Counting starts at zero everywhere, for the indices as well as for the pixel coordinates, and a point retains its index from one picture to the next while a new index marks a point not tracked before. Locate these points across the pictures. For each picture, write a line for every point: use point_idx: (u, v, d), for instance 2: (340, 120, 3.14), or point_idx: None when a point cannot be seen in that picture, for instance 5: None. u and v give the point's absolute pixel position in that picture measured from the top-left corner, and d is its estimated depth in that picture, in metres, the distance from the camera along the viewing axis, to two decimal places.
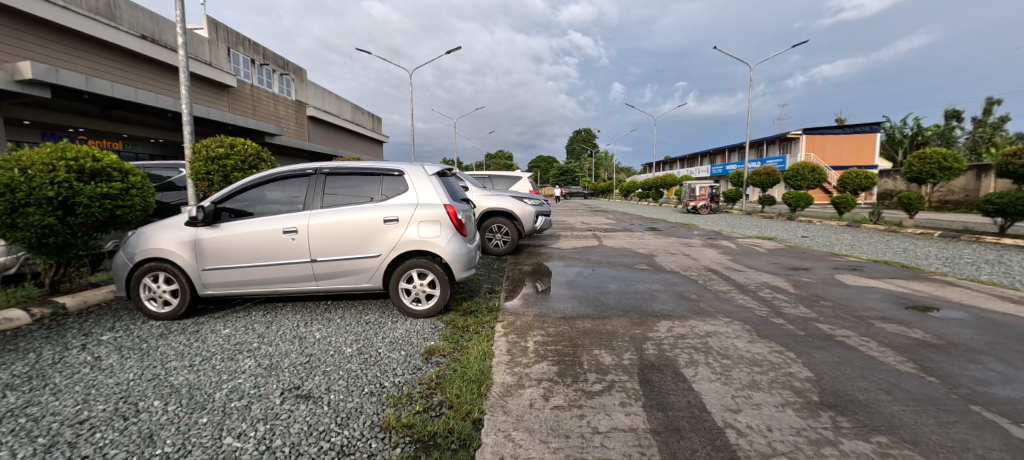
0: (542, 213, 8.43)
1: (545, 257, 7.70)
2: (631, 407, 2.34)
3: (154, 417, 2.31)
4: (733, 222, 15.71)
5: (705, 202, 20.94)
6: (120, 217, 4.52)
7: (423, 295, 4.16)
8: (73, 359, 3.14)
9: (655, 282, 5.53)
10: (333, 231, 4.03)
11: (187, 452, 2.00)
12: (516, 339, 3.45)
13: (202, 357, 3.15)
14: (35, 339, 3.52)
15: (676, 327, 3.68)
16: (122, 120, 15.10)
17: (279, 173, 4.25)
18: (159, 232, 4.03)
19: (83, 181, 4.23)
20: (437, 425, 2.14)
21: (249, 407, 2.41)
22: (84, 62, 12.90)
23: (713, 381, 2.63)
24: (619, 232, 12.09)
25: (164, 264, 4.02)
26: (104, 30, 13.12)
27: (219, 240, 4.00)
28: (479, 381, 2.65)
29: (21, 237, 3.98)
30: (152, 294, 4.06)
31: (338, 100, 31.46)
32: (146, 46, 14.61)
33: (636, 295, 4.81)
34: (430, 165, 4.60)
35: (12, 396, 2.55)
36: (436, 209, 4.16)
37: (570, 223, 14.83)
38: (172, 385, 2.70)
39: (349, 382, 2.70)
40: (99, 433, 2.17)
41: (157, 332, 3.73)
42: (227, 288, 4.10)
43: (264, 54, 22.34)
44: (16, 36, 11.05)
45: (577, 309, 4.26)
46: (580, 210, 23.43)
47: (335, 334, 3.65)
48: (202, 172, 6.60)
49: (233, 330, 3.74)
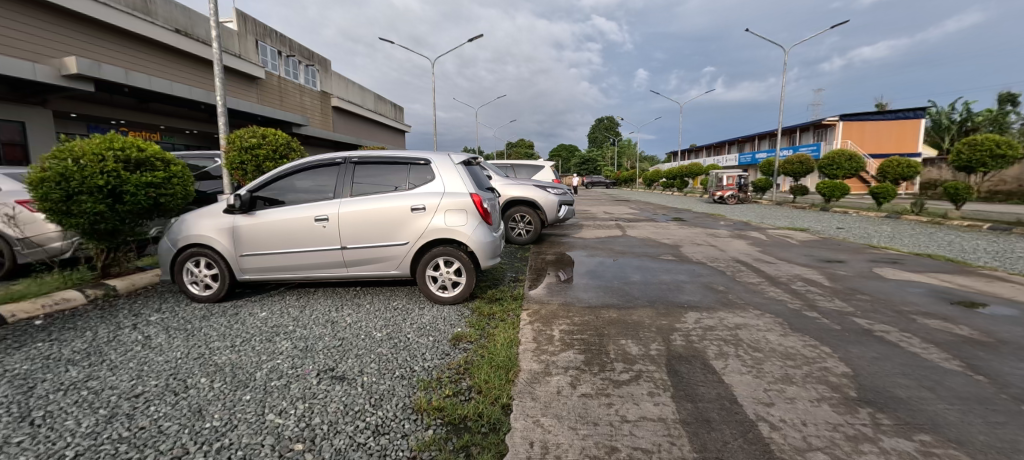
0: (566, 202, 8.36)
1: (568, 246, 7.68)
2: (660, 396, 2.33)
3: (202, 393, 2.46)
4: (762, 212, 15.21)
5: (733, 192, 20.31)
6: (163, 205, 4.76)
7: (450, 282, 4.24)
8: (126, 337, 3.35)
9: (681, 272, 5.44)
10: (363, 219, 4.13)
11: (234, 427, 2.12)
12: (542, 327, 3.48)
13: (243, 339, 3.31)
14: (91, 318, 3.78)
15: (705, 319, 3.63)
16: (159, 112, 15.77)
17: (311, 163, 4.37)
18: (199, 220, 4.23)
19: (130, 170, 4.47)
20: (468, 409, 2.18)
21: (288, 386, 2.53)
22: (123, 56, 13.51)
23: (745, 374, 2.59)
24: (642, 221, 11.92)
25: (204, 250, 4.23)
26: (141, 25, 13.65)
27: (255, 227, 4.17)
28: (507, 368, 2.69)
29: (76, 223, 4.26)
30: (195, 278, 4.29)
31: (363, 90, 32.09)
32: (179, 39, 15.08)
33: (661, 286, 4.75)
34: (457, 153, 4.63)
35: (74, 371, 2.75)
36: (463, 198, 4.21)
37: (593, 213, 14.75)
38: (216, 364, 2.85)
39: (381, 366, 2.79)
40: (153, 406, 2.32)
41: (200, 314, 3.94)
42: (262, 273, 4.27)
43: (291, 45, 22.83)
44: (60, 32, 11.68)
45: (601, 299, 4.26)
46: (603, 200, 23.31)
47: (365, 319, 3.77)
48: (237, 161, 6.88)
49: (270, 313, 3.92)
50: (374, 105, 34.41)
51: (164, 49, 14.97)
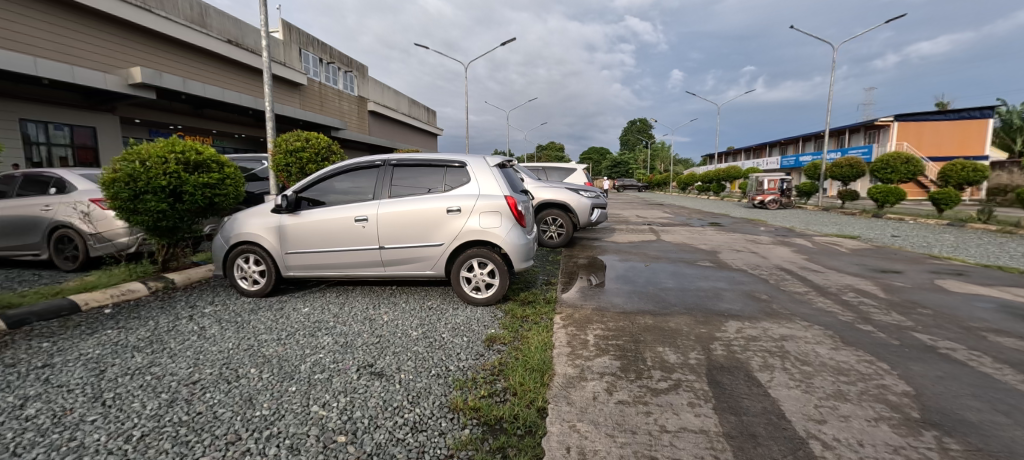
0: (599, 206, 8.25)
1: (600, 250, 7.57)
2: (701, 408, 2.26)
3: (252, 383, 2.60)
4: (807, 218, 14.41)
5: (774, 197, 19.38)
6: (217, 205, 5.08)
7: (483, 283, 4.28)
8: (184, 327, 3.58)
9: (720, 279, 5.24)
10: (400, 220, 4.24)
11: (282, 416, 2.22)
12: (576, 331, 3.45)
13: (288, 333, 3.47)
14: (153, 309, 4.07)
15: (747, 329, 3.47)
16: (212, 118, 16.80)
17: (352, 165, 4.53)
18: (249, 219, 4.47)
19: (189, 172, 4.80)
20: (503, 410, 2.20)
21: (330, 380, 2.63)
22: (182, 66, 14.54)
23: (793, 388, 2.46)
24: (677, 226, 11.57)
25: (253, 247, 4.46)
26: (198, 37, 14.64)
27: (300, 226, 4.36)
28: (542, 371, 2.68)
29: (141, 220, 4.61)
30: (244, 274, 4.54)
31: (398, 94, 32.96)
32: (231, 49, 16.06)
33: (699, 293, 4.60)
34: (492, 156, 4.67)
35: (139, 357, 2.97)
36: (497, 200, 4.24)
37: (625, 217, 14.47)
38: (265, 356, 3.00)
39: (418, 364, 2.85)
40: (209, 393, 2.48)
41: (249, 307, 4.17)
42: (306, 270, 4.46)
43: (331, 52, 23.81)
44: (126, 44, 12.71)
45: (636, 305, 4.17)
46: (635, 204, 22.79)
47: (401, 317, 3.87)
48: (282, 163, 7.24)
49: (312, 309, 4.09)
50: (408, 108, 35.22)
51: (218, 59, 15.98)
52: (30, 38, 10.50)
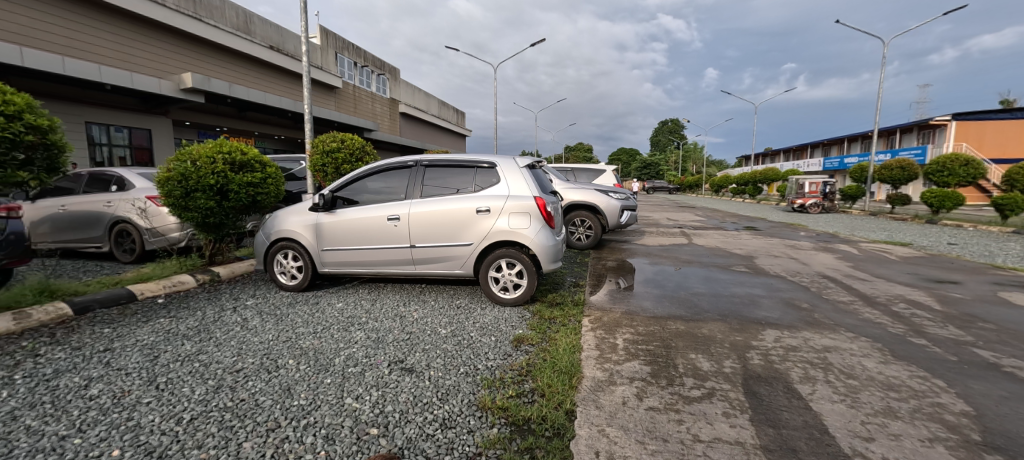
0: (629, 208, 8.09)
1: (629, 253, 7.44)
2: (736, 418, 2.18)
3: (290, 373, 2.71)
4: (852, 224, 13.63)
5: (816, 200, 18.45)
6: (259, 203, 5.33)
7: (511, 284, 4.30)
8: (228, 318, 3.79)
9: (756, 286, 5.04)
10: (431, 220, 4.32)
11: (318, 406, 2.31)
12: (604, 335, 3.40)
13: (323, 326, 3.60)
14: (200, 300, 4.32)
15: (787, 338, 3.32)
16: (255, 120, 17.63)
17: (385, 166, 4.64)
18: (289, 216, 4.67)
19: (234, 171, 5.06)
20: (532, 411, 2.20)
21: (363, 373, 2.71)
22: (228, 72, 15.34)
23: (837, 402, 2.34)
24: (710, 230, 11.21)
25: (292, 244, 4.66)
26: (243, 43, 15.41)
27: (335, 224, 4.52)
28: (571, 373, 2.66)
29: (191, 217, 4.89)
30: (283, 269, 4.74)
31: (428, 96, 33.55)
32: (273, 55, 16.81)
33: (734, 299, 4.44)
34: (522, 156, 4.69)
35: (189, 345, 3.16)
36: (527, 201, 4.24)
37: (655, 220, 14.14)
38: (301, 348, 3.13)
39: (447, 362, 2.90)
40: (251, 381, 2.60)
41: (287, 301, 4.36)
42: (340, 266, 4.61)
43: (365, 56, 24.52)
44: (179, 52, 13.53)
45: (667, 310, 4.07)
46: (666, 206, 22.24)
47: (431, 315, 3.94)
48: (319, 164, 7.51)
49: (346, 305, 4.23)
50: (438, 109, 35.79)
51: (261, 64, 16.77)
52: (96, 47, 11.40)
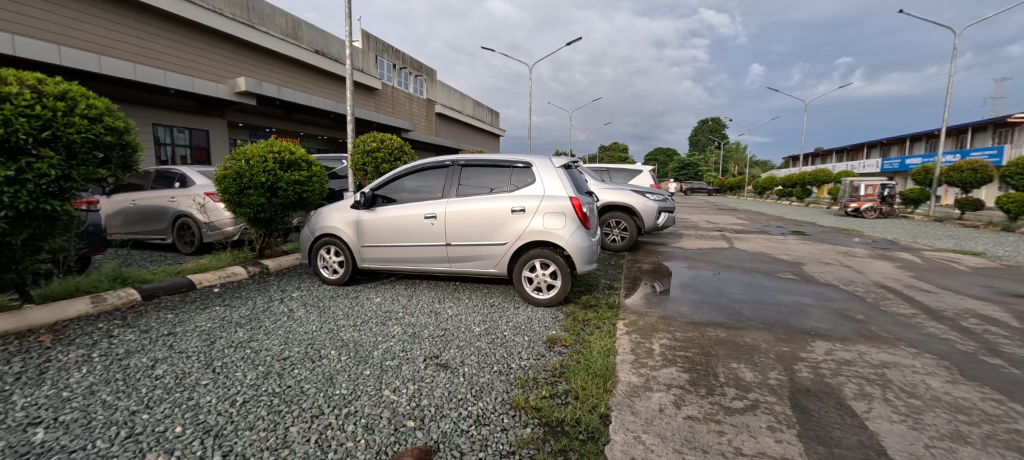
0: (666, 210, 7.86)
1: (666, 256, 7.23)
2: (783, 433, 2.07)
3: (332, 363, 2.83)
4: (914, 230, 12.61)
5: (872, 204, 17.20)
6: (305, 200, 5.60)
7: (545, 284, 4.28)
8: (276, 309, 4.00)
9: (804, 294, 4.77)
10: (467, 218, 4.38)
11: (358, 396, 2.39)
12: (640, 339, 3.33)
13: (363, 320, 3.73)
14: (251, 290, 4.59)
15: (839, 351, 3.12)
16: (302, 121, 18.51)
17: (423, 165, 4.75)
18: (332, 213, 4.88)
19: (283, 170, 5.34)
20: (565, 413, 2.18)
21: (400, 367, 2.79)
22: (277, 76, 16.21)
23: (896, 422, 2.17)
24: (753, 234, 10.71)
25: (334, 239, 4.86)
26: (292, 48, 16.21)
27: (375, 222, 4.67)
28: (605, 377, 2.62)
29: (244, 212, 5.21)
30: (326, 264, 4.94)
31: (463, 97, 34.01)
32: (319, 59, 17.60)
33: (779, 308, 4.22)
34: (557, 156, 4.66)
35: (241, 332, 3.37)
36: (562, 201, 4.21)
37: (694, 222, 13.66)
38: (343, 340, 3.26)
39: (480, 359, 2.92)
40: (296, 369, 2.74)
41: (329, 294, 4.55)
42: (379, 263, 4.76)
43: (404, 59, 25.18)
44: (234, 58, 14.42)
45: (707, 316, 3.92)
46: (705, 209, 21.43)
47: (465, 312, 3.99)
48: (360, 163, 7.79)
49: (384, 299, 4.37)
50: (473, 110, 36.22)
51: (308, 68, 17.60)
52: (161, 54, 12.32)
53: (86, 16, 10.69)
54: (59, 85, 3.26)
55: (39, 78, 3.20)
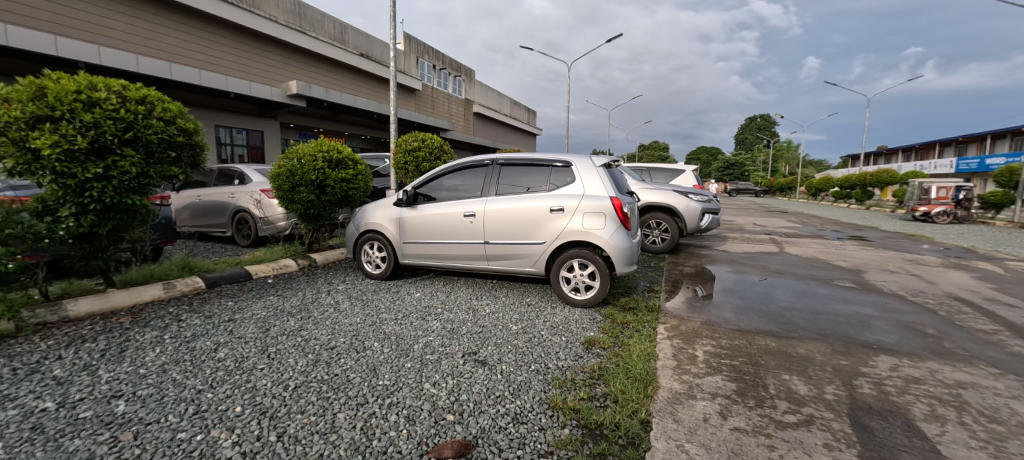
0: (711, 211, 7.54)
1: (710, 259, 6.94)
2: (841, 452, 1.94)
3: (376, 354, 2.94)
4: (995, 237, 11.39)
5: (944, 208, 15.72)
6: (351, 197, 5.84)
7: (583, 285, 4.23)
8: (324, 300, 4.20)
9: (865, 304, 4.42)
10: (506, 217, 4.40)
11: (400, 388, 2.47)
12: (682, 345, 3.22)
13: (404, 314, 3.84)
14: (301, 282, 4.84)
15: (906, 367, 2.88)
16: (348, 122, 19.30)
17: (463, 164, 4.82)
18: (375, 210, 5.06)
19: (331, 168, 5.60)
20: (605, 416, 2.15)
21: (440, 361, 2.85)
22: (326, 79, 17.02)
23: (974, 449, 1.97)
24: (806, 238, 10.07)
25: (377, 235, 5.04)
26: (339, 52, 16.94)
27: (416, 219, 4.80)
28: (646, 382, 2.55)
29: (296, 208, 5.50)
30: (369, 258, 5.13)
31: (501, 96, 34.21)
32: (364, 61, 18.28)
33: (836, 318, 3.94)
34: (598, 155, 4.57)
35: (292, 321, 3.57)
36: (602, 201, 4.14)
37: (740, 224, 13.02)
38: (385, 332, 3.38)
39: (518, 358, 2.93)
40: (343, 358, 2.86)
41: (372, 288, 4.72)
42: (419, 259, 4.88)
43: (444, 59, 25.65)
44: (287, 62, 15.28)
45: (755, 323, 3.73)
46: (752, 211, 20.39)
47: (502, 310, 4.02)
48: (402, 162, 8.02)
49: (423, 295, 4.48)
50: (511, 109, 36.37)
51: (354, 70, 18.33)
52: (222, 60, 13.24)
53: (161, 27, 11.68)
54: (140, 90, 3.56)
55: (123, 83, 3.52)
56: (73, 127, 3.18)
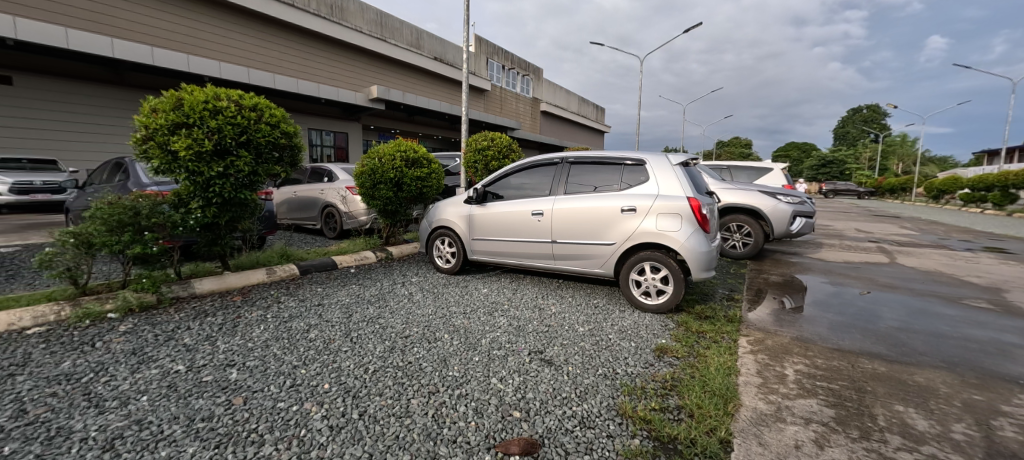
0: (804, 214, 6.80)
1: (801, 268, 6.27)
2: None
3: (446, 346, 3.06)
4: None
5: None
6: (424, 194, 6.15)
7: (654, 289, 4.03)
8: (398, 291, 4.46)
9: (1007, 330, 3.70)
10: (574, 216, 4.34)
11: (468, 380, 2.54)
12: (769, 361, 2.93)
13: (471, 309, 3.95)
14: (379, 273, 5.18)
15: None
16: (423, 122, 20.31)
17: (532, 162, 4.83)
18: (447, 207, 5.26)
19: (408, 167, 5.92)
20: (679, 431, 2.03)
21: (506, 357, 2.89)
22: (405, 83, 18.07)
23: None
24: (923, 247, 8.70)
25: (448, 231, 5.24)
26: (417, 57, 17.87)
27: (485, 216, 4.91)
28: (726, 398, 2.37)
29: (375, 204, 5.89)
30: (440, 253, 5.34)
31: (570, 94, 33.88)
32: (439, 65, 19.10)
33: (966, 343, 3.35)
34: (674, 153, 4.33)
35: (372, 309, 3.83)
36: (678, 201, 3.92)
37: (838, 230, 11.60)
38: (455, 325, 3.50)
39: (585, 360, 2.88)
40: (416, 347, 3.02)
41: (442, 282, 4.91)
42: (487, 255, 4.99)
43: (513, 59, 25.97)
44: (371, 69, 16.45)
45: (858, 343, 3.29)
46: (852, 215, 18.10)
47: (569, 311, 3.97)
48: (472, 161, 8.26)
49: (490, 291, 4.57)
50: (579, 107, 35.89)
51: (430, 74, 19.22)
52: (316, 70, 14.63)
53: (268, 42, 13.18)
54: (253, 99, 4.04)
55: (240, 93, 4.02)
56: (202, 132, 3.68)
